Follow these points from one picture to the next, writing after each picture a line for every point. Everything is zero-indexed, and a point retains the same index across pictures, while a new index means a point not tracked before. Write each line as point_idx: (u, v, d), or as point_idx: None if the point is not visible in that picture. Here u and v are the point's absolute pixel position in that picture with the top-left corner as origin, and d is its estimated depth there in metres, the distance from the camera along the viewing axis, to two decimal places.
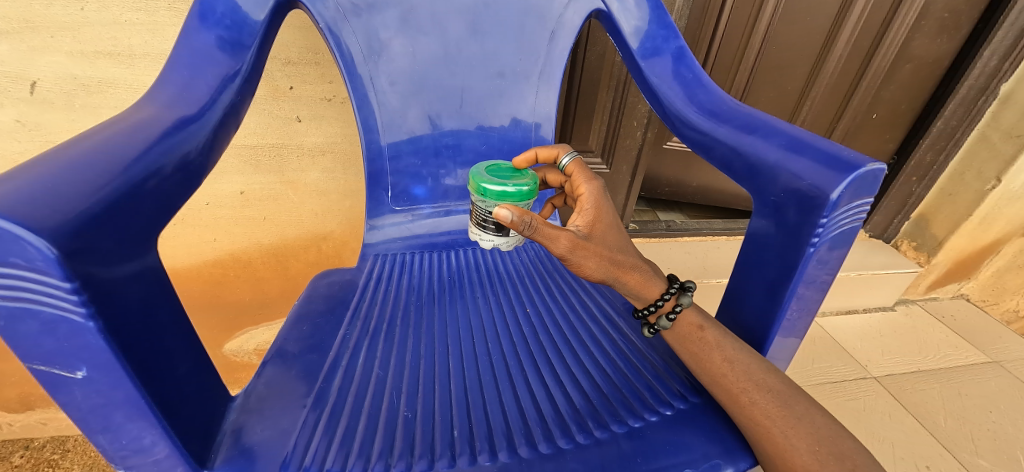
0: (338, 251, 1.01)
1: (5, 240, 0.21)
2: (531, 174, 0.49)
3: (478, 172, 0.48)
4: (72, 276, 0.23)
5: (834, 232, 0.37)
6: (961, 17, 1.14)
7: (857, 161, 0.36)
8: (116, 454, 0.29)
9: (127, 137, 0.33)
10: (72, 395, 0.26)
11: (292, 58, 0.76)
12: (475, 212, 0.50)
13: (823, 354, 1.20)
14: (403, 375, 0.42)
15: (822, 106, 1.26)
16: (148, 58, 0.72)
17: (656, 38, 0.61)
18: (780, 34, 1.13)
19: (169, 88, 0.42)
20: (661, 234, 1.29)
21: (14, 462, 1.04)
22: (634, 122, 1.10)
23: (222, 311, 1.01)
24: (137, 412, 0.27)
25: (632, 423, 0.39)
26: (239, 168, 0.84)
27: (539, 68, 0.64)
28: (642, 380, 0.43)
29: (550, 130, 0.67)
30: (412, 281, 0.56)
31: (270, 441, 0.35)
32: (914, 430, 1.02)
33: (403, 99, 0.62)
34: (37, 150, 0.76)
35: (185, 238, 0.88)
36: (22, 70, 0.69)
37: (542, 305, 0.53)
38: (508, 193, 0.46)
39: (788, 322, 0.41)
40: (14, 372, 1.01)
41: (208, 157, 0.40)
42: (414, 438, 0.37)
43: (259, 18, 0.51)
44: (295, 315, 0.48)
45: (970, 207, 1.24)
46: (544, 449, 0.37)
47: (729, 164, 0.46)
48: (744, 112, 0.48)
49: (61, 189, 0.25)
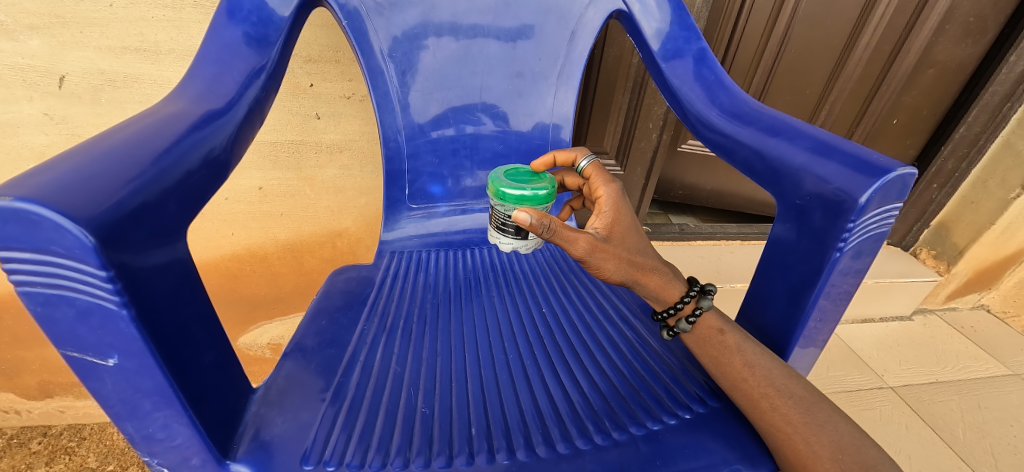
0: (352, 248, 1.02)
1: (46, 227, 0.22)
2: (550, 178, 0.49)
3: (496, 176, 0.49)
4: (107, 265, 0.23)
5: (861, 238, 0.36)
6: (987, 21, 1.11)
7: (887, 165, 0.35)
8: (142, 441, 0.29)
9: (157, 132, 0.33)
10: (102, 382, 0.27)
11: (313, 56, 0.77)
12: (494, 215, 0.50)
13: (839, 363, 1.18)
14: (421, 371, 0.42)
15: (841, 110, 1.25)
16: (173, 55, 0.74)
17: (678, 39, 0.61)
18: (801, 36, 1.12)
19: (199, 82, 0.43)
20: (674, 237, 1.28)
21: (31, 449, 1.07)
22: (650, 124, 1.09)
23: (237, 306, 1.02)
24: (164, 401, 0.28)
25: (650, 425, 0.38)
26: (259, 164, 0.85)
27: (558, 68, 0.64)
28: (660, 383, 0.43)
29: (568, 130, 0.67)
30: (428, 279, 0.56)
31: (290, 434, 0.35)
32: (932, 441, 1.00)
33: (422, 97, 0.62)
34: (63, 143, 0.77)
35: (205, 231, 0.89)
36: (52, 65, 0.71)
37: (558, 305, 0.53)
38: (526, 197, 0.46)
39: (811, 329, 0.40)
40: (35, 361, 1.03)
41: (232, 151, 0.40)
42: (432, 434, 0.37)
43: (285, 14, 0.52)
44: (314, 310, 0.48)
45: (993, 216, 1.21)
46: (561, 449, 0.36)
47: (752, 167, 0.45)
48: (768, 114, 0.48)
49: (97, 178, 0.26)
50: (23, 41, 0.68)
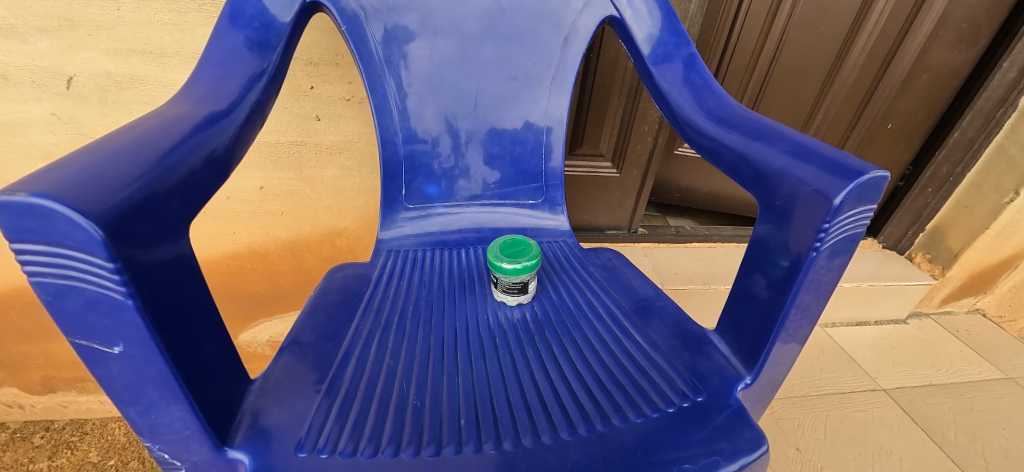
0: (351, 247, 1.03)
1: (58, 221, 0.23)
2: (536, 246, 0.57)
3: (492, 260, 0.54)
4: (115, 257, 0.25)
5: (837, 238, 0.37)
6: (980, 27, 1.12)
7: (860, 168, 0.36)
8: (146, 427, 0.31)
9: (163, 132, 0.35)
10: (108, 369, 0.28)
11: (314, 59, 0.78)
12: (496, 292, 0.53)
13: (832, 365, 1.19)
14: (413, 365, 0.44)
15: (836, 114, 1.26)
16: (178, 57, 0.75)
17: (668, 45, 0.62)
18: (795, 41, 1.13)
19: (203, 85, 0.45)
20: (670, 239, 1.30)
21: (35, 443, 1.09)
22: (645, 127, 1.10)
23: (238, 302, 1.04)
24: (166, 388, 0.29)
25: (634, 419, 0.40)
26: (260, 164, 0.87)
27: (552, 72, 0.66)
28: (646, 378, 0.44)
29: (561, 133, 0.68)
30: (422, 276, 0.58)
31: (285, 423, 0.37)
32: (922, 443, 1.00)
33: (419, 100, 0.64)
34: (70, 143, 0.79)
35: (206, 230, 0.91)
36: (60, 66, 0.73)
37: (548, 302, 0.54)
38: (522, 267, 0.52)
39: (792, 325, 0.41)
40: (39, 355, 1.05)
41: (234, 151, 0.42)
42: (422, 426, 0.38)
43: (286, 20, 0.54)
44: (311, 306, 0.50)
45: (986, 220, 1.22)
46: (546, 440, 0.38)
47: (737, 170, 0.46)
48: (753, 119, 0.49)
49: (106, 175, 0.27)
50: (32, 43, 0.70)
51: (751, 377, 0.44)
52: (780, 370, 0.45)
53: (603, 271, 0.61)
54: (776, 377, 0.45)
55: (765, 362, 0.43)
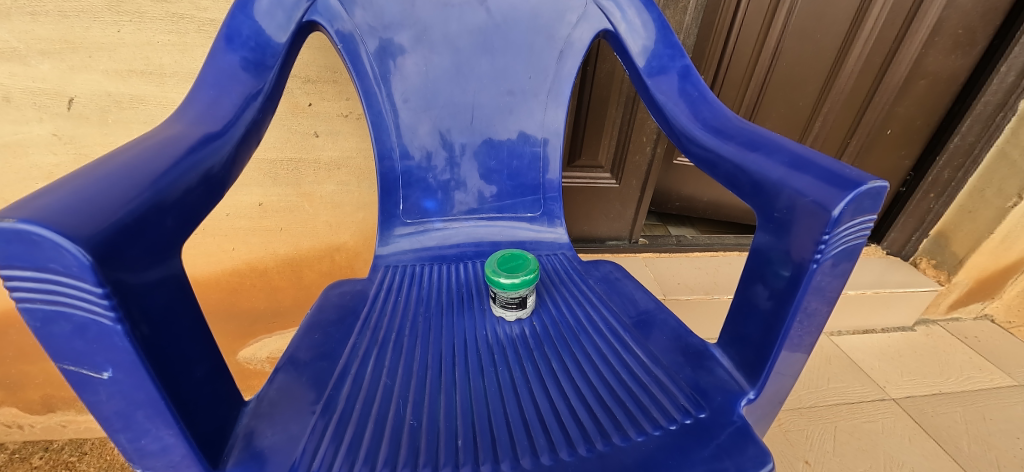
0: (350, 262, 1.03)
1: (45, 247, 0.23)
2: (535, 260, 0.56)
3: (490, 274, 0.54)
4: (103, 281, 0.24)
5: (839, 248, 0.36)
6: (976, 33, 1.13)
7: (859, 179, 0.36)
8: (135, 453, 0.30)
9: (156, 154, 0.35)
10: (97, 394, 0.28)
11: (311, 76, 0.79)
12: (495, 305, 0.53)
13: (839, 374, 1.17)
14: (410, 383, 0.43)
15: (835, 121, 1.26)
16: (178, 77, 0.76)
17: (663, 57, 0.62)
18: (792, 49, 1.14)
19: (198, 106, 0.45)
20: (672, 248, 1.30)
21: (33, 463, 1.09)
22: (644, 137, 1.11)
23: (237, 319, 1.04)
24: (156, 413, 0.29)
25: (635, 437, 0.39)
26: (260, 180, 0.87)
27: (548, 85, 0.66)
28: (647, 395, 0.43)
29: (558, 145, 0.68)
30: (420, 292, 0.57)
31: (279, 445, 0.36)
32: (934, 455, 0.98)
33: (414, 115, 0.64)
34: (70, 162, 0.80)
35: (206, 247, 0.91)
36: (61, 88, 0.74)
37: (547, 317, 0.54)
38: (520, 283, 0.51)
39: (794, 337, 0.41)
40: (38, 375, 1.04)
41: (230, 170, 0.42)
42: (419, 447, 0.37)
43: (281, 40, 0.55)
44: (308, 324, 0.50)
45: (991, 225, 1.20)
46: (545, 460, 0.37)
47: (733, 181, 0.46)
48: (749, 129, 0.49)
49: (96, 199, 0.27)
50: (34, 66, 0.71)
51: (755, 392, 0.43)
52: (785, 383, 0.44)
53: (603, 284, 0.60)
54: (781, 391, 0.44)
55: (769, 375, 0.43)
